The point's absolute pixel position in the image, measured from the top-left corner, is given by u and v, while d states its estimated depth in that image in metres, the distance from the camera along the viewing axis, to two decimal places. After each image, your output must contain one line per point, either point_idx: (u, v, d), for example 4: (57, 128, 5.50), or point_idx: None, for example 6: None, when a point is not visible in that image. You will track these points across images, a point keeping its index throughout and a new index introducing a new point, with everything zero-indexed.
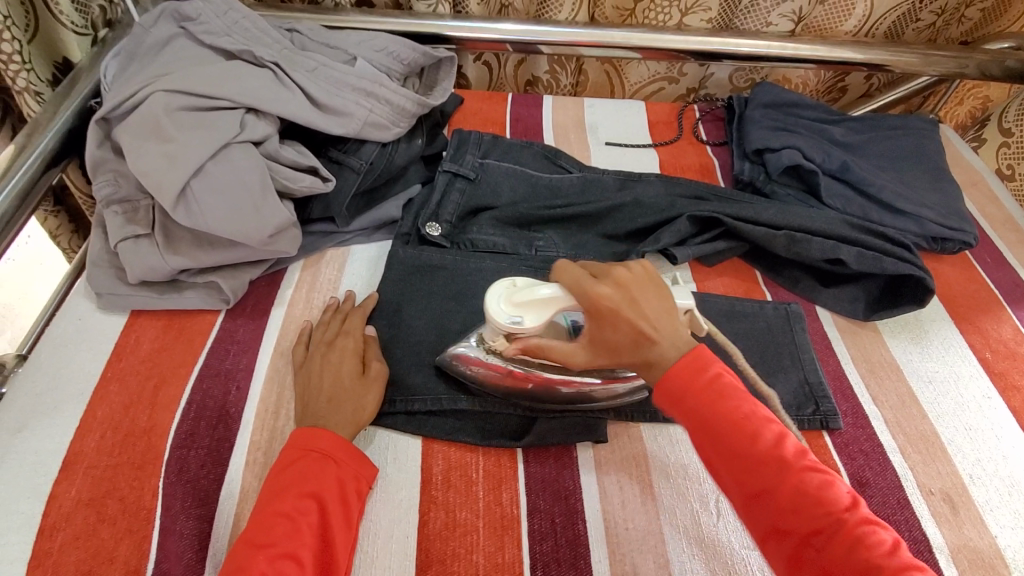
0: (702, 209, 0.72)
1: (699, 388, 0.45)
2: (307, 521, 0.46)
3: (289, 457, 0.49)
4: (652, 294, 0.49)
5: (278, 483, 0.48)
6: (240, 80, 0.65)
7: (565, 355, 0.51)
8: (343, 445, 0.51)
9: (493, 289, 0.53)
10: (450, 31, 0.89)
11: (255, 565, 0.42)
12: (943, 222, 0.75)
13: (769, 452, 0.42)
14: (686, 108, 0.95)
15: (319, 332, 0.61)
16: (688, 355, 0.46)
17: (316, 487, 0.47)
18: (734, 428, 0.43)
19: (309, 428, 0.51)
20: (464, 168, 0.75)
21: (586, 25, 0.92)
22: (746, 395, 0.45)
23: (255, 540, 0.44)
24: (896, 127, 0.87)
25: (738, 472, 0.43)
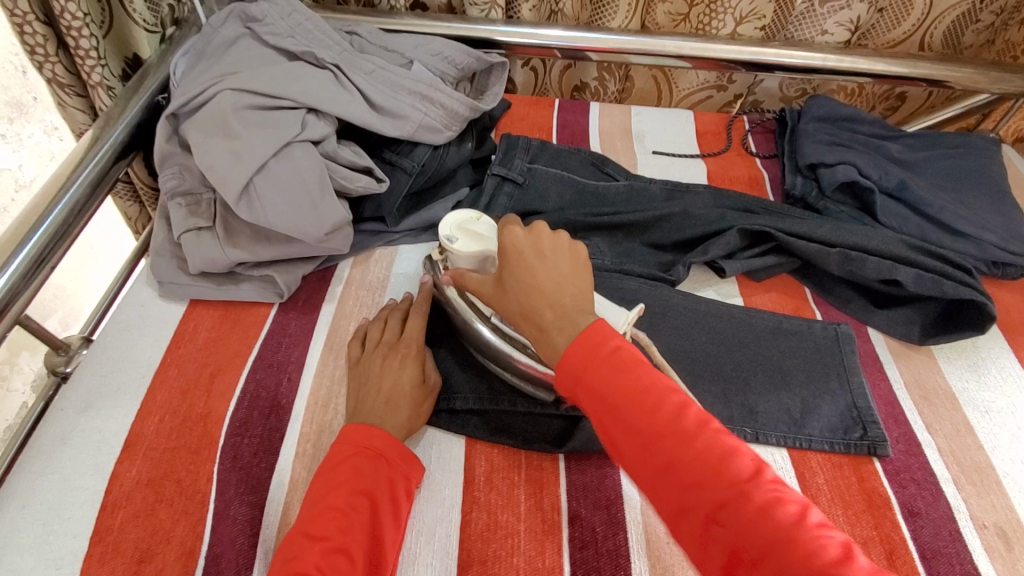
0: (753, 222, 0.71)
1: (597, 361, 0.43)
2: (359, 519, 0.46)
3: (342, 452, 0.51)
4: (565, 262, 0.50)
5: (332, 479, 0.49)
6: (303, 81, 0.67)
7: (477, 288, 0.53)
8: (394, 445, 0.52)
9: (455, 211, 0.62)
10: (501, 36, 0.90)
11: (310, 557, 0.43)
12: (1006, 247, 0.72)
13: (667, 424, 0.40)
14: (735, 119, 0.94)
15: (376, 332, 0.61)
16: (586, 330, 0.45)
17: (368, 485, 0.48)
18: (631, 402, 0.41)
19: (364, 423, 0.52)
20: (512, 172, 0.76)
21: (638, 33, 0.92)
22: (647, 367, 0.43)
23: (310, 532, 0.45)
24: (956, 146, 0.84)
25: (639, 449, 0.41)
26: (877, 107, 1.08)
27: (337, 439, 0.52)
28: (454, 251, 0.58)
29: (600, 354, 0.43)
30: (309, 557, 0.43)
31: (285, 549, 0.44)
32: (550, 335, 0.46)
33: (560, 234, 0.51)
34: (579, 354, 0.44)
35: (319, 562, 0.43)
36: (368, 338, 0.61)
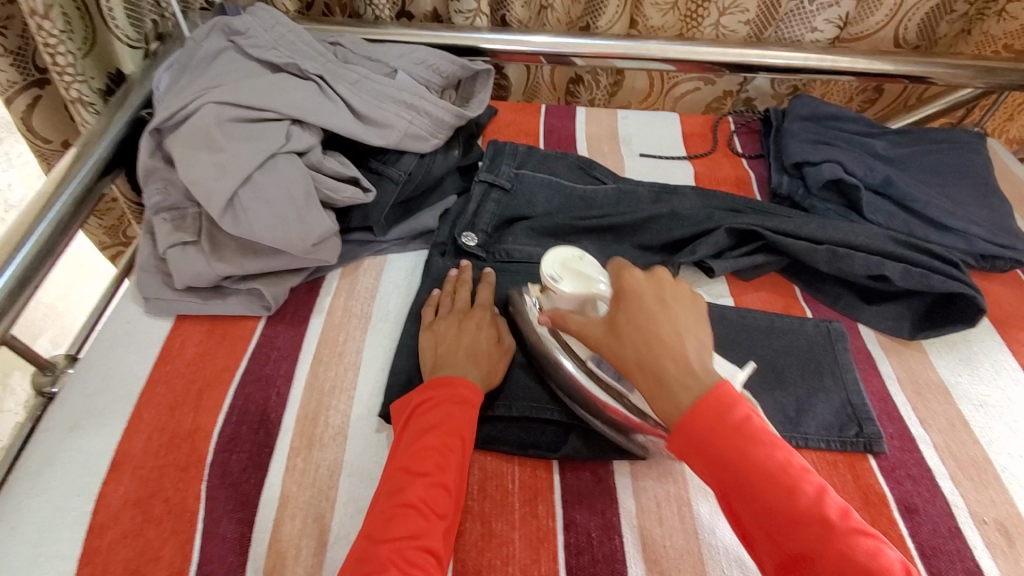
0: (740, 221, 0.71)
1: (721, 430, 0.43)
2: (455, 458, 0.50)
3: (432, 398, 0.53)
4: (687, 310, 0.49)
5: (426, 421, 0.52)
6: (287, 93, 0.67)
7: (580, 331, 0.52)
8: (476, 392, 0.54)
9: (561, 249, 0.57)
10: (486, 43, 0.91)
11: (413, 490, 0.47)
12: (993, 240, 0.73)
13: (801, 506, 0.40)
14: (720, 121, 0.94)
15: (446, 299, 0.64)
16: (709, 391, 0.44)
17: (462, 429, 0.51)
18: (759, 476, 0.41)
19: (448, 378, 0.55)
20: (500, 178, 0.76)
21: (623, 37, 0.93)
22: (776, 441, 0.43)
23: (412, 468, 0.49)
24: (941, 141, 0.85)
25: (772, 531, 0.40)
26: (855, 99, 1.09)
27: (424, 385, 0.55)
28: (557, 291, 0.54)
29: (725, 421, 0.43)
30: (411, 489, 0.47)
31: (386, 481, 0.49)
32: (673, 391, 0.45)
33: (683, 284, 0.51)
34: (703, 419, 0.43)
35: (422, 495, 0.47)
36: (443, 302, 0.63)
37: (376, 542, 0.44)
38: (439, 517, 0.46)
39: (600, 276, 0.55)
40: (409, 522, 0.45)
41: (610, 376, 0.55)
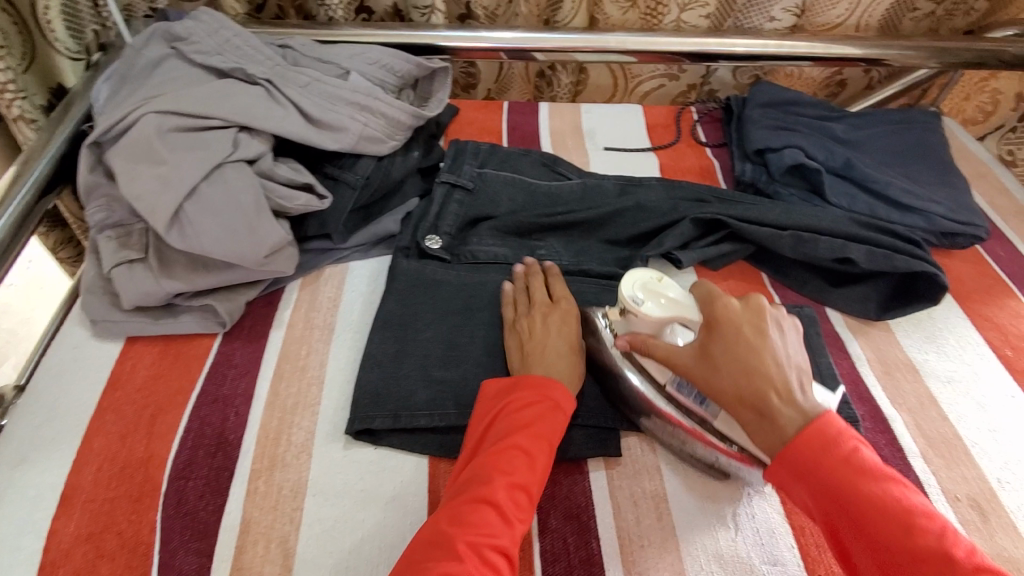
0: (705, 211, 0.70)
1: (830, 461, 0.43)
2: (539, 459, 0.48)
3: (522, 397, 0.52)
4: (781, 338, 0.50)
5: (514, 420, 0.50)
6: (233, 99, 0.64)
7: (668, 355, 0.50)
8: (567, 395, 0.53)
9: (637, 271, 0.55)
10: (444, 41, 0.89)
11: (497, 488, 0.45)
12: (953, 218, 0.73)
13: (915, 542, 0.39)
14: (683, 111, 0.95)
15: (522, 298, 0.63)
16: (815, 424, 0.44)
17: (548, 433, 0.50)
18: (869, 507, 0.41)
19: (541, 380, 0.53)
20: (462, 178, 0.74)
21: (584, 31, 0.92)
22: (887, 476, 0.43)
23: (496, 465, 0.47)
24: (899, 121, 0.86)
25: (876, 550, 0.41)
26: (818, 94, 1.10)
27: (512, 381, 0.54)
28: (641, 315, 0.52)
29: (834, 451, 0.43)
30: (496, 487, 0.46)
31: (469, 475, 0.47)
32: (778, 424, 0.45)
33: (780, 315, 0.51)
34: (809, 449, 0.44)
35: (506, 495, 0.45)
36: (519, 301, 0.62)
37: (448, 532, 0.43)
38: (517, 521, 0.45)
39: (686, 300, 0.53)
40: (487, 519, 0.44)
41: (690, 400, 0.51)
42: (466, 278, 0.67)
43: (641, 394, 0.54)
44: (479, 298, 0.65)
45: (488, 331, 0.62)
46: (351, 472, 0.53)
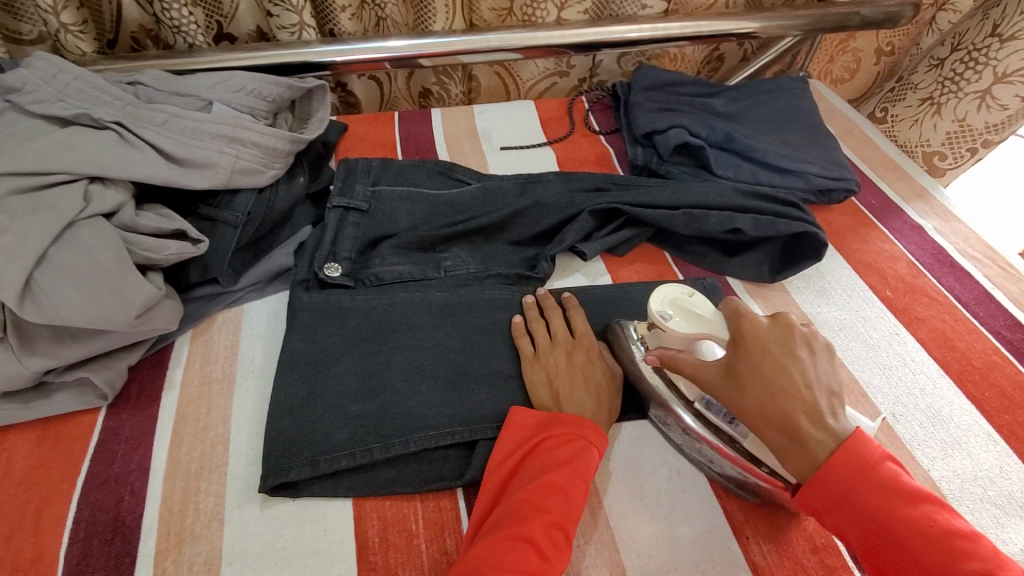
0: (601, 201, 0.71)
1: (874, 488, 0.43)
2: (575, 501, 0.48)
3: (558, 433, 0.52)
4: (808, 358, 0.50)
5: (552, 458, 0.50)
6: (80, 148, 0.58)
7: (695, 373, 0.52)
8: (599, 432, 0.53)
9: (665, 287, 0.56)
10: (322, 57, 0.86)
11: (535, 524, 0.45)
12: (827, 174, 0.78)
13: (959, 566, 0.40)
14: (574, 101, 0.96)
15: (536, 327, 0.61)
16: (848, 447, 0.45)
17: (583, 472, 0.50)
18: (912, 531, 0.42)
19: (578, 418, 0.53)
20: (355, 200, 0.71)
21: (465, 32, 0.91)
22: (928, 498, 0.43)
23: (535, 505, 0.47)
24: (770, 90, 0.91)
25: (917, 575, 0.41)
26: (702, 72, 1.16)
27: (549, 417, 0.54)
28: (669, 331, 0.54)
29: (876, 475, 0.44)
30: (534, 522, 0.45)
31: (504, 510, 0.47)
32: (812, 449, 0.45)
33: (807, 333, 0.52)
34: (846, 475, 0.44)
35: (542, 532, 0.45)
36: (538, 333, 0.60)
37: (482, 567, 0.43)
38: (553, 559, 0.44)
39: (714, 317, 0.54)
40: (522, 556, 0.43)
41: (720, 418, 0.53)
42: (373, 300, 0.64)
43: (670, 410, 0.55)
44: (389, 320, 0.62)
45: (403, 354, 0.59)
46: (269, 532, 0.50)
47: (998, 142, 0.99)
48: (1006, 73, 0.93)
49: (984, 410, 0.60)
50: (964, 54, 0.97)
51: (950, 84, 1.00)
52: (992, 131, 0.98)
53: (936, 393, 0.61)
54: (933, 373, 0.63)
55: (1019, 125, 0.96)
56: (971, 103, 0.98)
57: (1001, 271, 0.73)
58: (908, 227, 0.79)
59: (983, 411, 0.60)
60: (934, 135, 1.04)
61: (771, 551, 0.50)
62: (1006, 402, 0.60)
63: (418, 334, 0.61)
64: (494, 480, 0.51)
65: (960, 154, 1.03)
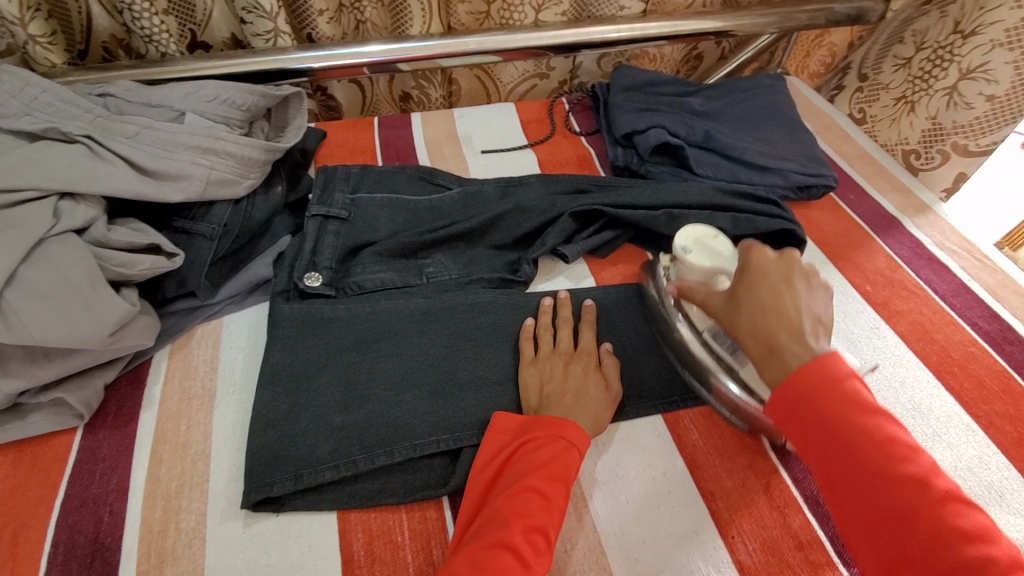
0: (582, 203, 0.71)
1: (827, 394, 0.43)
2: (557, 504, 0.47)
3: (538, 436, 0.51)
4: (806, 291, 0.51)
5: (532, 461, 0.49)
6: (49, 163, 0.57)
7: (704, 299, 0.57)
8: (580, 434, 0.52)
9: (693, 224, 0.66)
10: (299, 64, 0.85)
11: (514, 529, 0.44)
12: (804, 171, 0.79)
13: (901, 472, 0.40)
14: (555, 103, 0.96)
15: (543, 333, 0.62)
16: (816, 362, 0.45)
17: (564, 474, 0.49)
18: (859, 439, 0.42)
19: (558, 419, 0.52)
20: (334, 208, 0.70)
21: (443, 36, 0.91)
22: (887, 417, 0.43)
23: (514, 509, 0.46)
24: (748, 88, 0.92)
25: (862, 482, 0.41)
26: (682, 71, 1.16)
27: (530, 421, 0.53)
28: (687, 261, 0.63)
29: (829, 382, 0.44)
30: (514, 528, 0.44)
31: (485, 518, 0.46)
32: (784, 359, 0.47)
33: (809, 270, 0.52)
34: (804, 383, 0.44)
35: (523, 538, 0.44)
36: (542, 336, 0.61)
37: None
38: (534, 563, 0.43)
39: (729, 257, 0.63)
40: (505, 562, 0.42)
41: (723, 349, 0.59)
42: (355, 309, 0.63)
43: (685, 346, 0.62)
44: (371, 330, 0.61)
45: (386, 362, 0.59)
46: (253, 549, 0.49)
47: (969, 144, 0.87)
48: (972, 67, 0.85)
49: (963, 401, 0.61)
50: (930, 52, 0.90)
51: (920, 82, 0.91)
52: (958, 132, 0.87)
53: (917, 385, 0.62)
54: (913, 366, 0.64)
55: (992, 124, 0.84)
56: (939, 100, 0.89)
57: (977, 263, 0.74)
58: (886, 222, 0.80)
59: (962, 402, 0.61)
60: (913, 134, 0.93)
61: (757, 550, 0.50)
62: (984, 392, 0.61)
63: (401, 342, 0.60)
64: (478, 488, 0.50)
65: (932, 155, 0.91)
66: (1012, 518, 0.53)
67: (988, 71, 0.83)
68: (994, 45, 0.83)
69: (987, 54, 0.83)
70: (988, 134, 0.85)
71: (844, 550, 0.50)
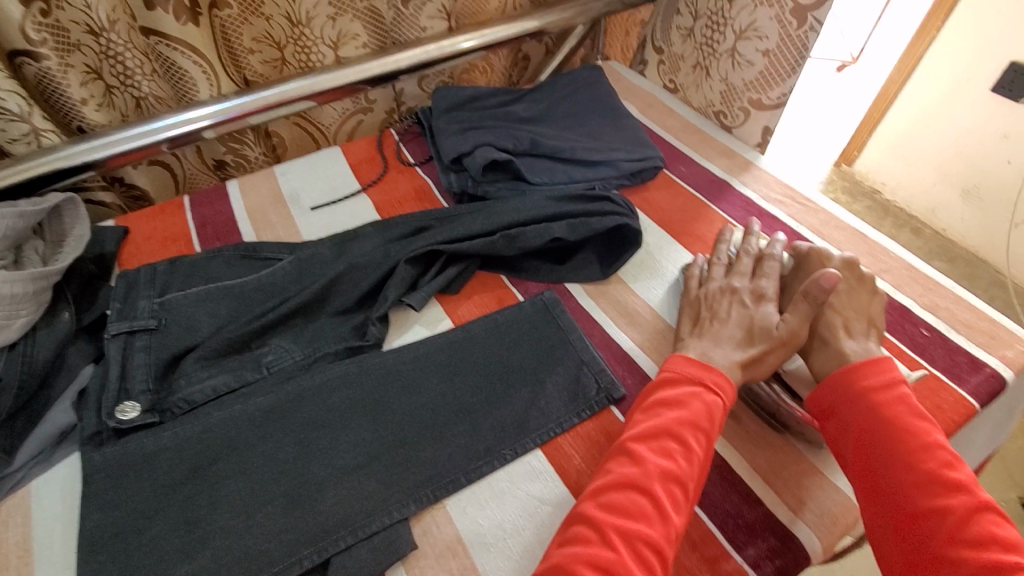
0: (416, 246, 0.68)
1: (867, 396, 0.51)
2: (695, 453, 0.49)
3: (680, 381, 0.53)
4: (862, 292, 0.59)
5: (668, 407, 0.52)
6: None
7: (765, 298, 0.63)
8: (721, 375, 0.53)
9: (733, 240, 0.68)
10: (81, 158, 0.74)
11: (651, 476, 0.47)
12: (632, 157, 0.80)
13: (942, 474, 0.45)
14: (383, 137, 0.92)
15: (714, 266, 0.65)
16: (862, 367, 0.52)
17: (704, 424, 0.50)
18: (901, 439, 0.48)
19: (705, 360, 0.55)
20: (140, 319, 0.62)
21: (240, 93, 0.84)
22: (933, 426, 0.49)
23: (646, 455, 0.49)
24: (568, 84, 0.93)
25: (895, 472, 0.47)
26: (513, 75, 1.15)
27: (667, 365, 0.56)
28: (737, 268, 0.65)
29: (874, 386, 0.51)
30: (652, 474, 0.47)
31: (619, 457, 0.50)
32: (842, 352, 0.55)
33: (866, 274, 0.60)
34: (851, 383, 0.52)
35: (662, 487, 0.47)
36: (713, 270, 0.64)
37: (596, 515, 0.46)
38: (673, 515, 0.46)
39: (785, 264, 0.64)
40: (640, 506, 0.46)
41: None
42: (184, 430, 0.55)
43: None
44: (207, 451, 0.54)
45: (229, 485, 0.52)
46: None
47: (763, 97, 0.89)
48: (743, 28, 0.88)
49: None
50: (706, 19, 0.94)
51: (706, 48, 0.96)
52: (750, 87, 0.90)
53: None
54: None
55: (772, 77, 0.87)
56: (726, 62, 0.93)
57: (801, 208, 0.79)
58: (717, 186, 0.83)
59: None
60: (714, 97, 0.97)
61: None
62: None
63: (243, 456, 0.53)
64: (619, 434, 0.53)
65: (736, 113, 0.94)
66: None
67: (757, 28, 0.86)
68: (756, 5, 0.85)
69: (752, 13, 0.86)
70: (773, 86, 0.87)
71: (735, 535, 0.50)
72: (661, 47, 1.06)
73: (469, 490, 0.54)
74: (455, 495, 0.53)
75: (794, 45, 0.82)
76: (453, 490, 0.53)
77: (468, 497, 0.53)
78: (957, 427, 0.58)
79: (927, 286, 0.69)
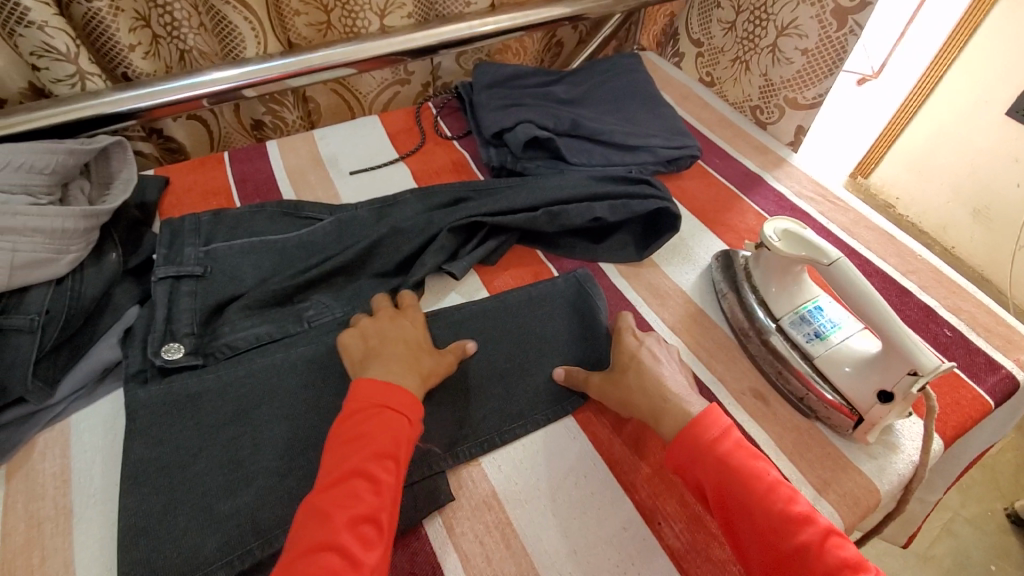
0: (459, 215, 0.69)
1: (710, 449, 0.48)
2: (359, 508, 0.43)
3: (345, 434, 0.47)
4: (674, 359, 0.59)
5: (333, 468, 0.45)
6: None
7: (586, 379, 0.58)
8: (397, 395, 0.49)
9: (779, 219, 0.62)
10: (126, 105, 0.74)
11: (338, 528, 0.42)
12: (670, 145, 0.82)
13: (789, 512, 0.45)
14: (421, 108, 0.93)
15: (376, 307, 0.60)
16: (692, 425, 0.50)
17: (370, 470, 0.45)
18: (748, 487, 0.46)
19: (364, 395, 0.49)
20: (186, 266, 0.63)
21: (286, 54, 0.84)
22: (763, 461, 0.48)
23: (324, 519, 0.42)
24: (607, 70, 0.94)
25: (754, 521, 0.45)
26: (546, 60, 1.16)
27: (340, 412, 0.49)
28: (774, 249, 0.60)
29: (713, 439, 0.49)
30: (341, 526, 0.42)
31: (301, 519, 0.43)
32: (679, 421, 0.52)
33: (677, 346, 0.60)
34: (691, 435, 0.49)
35: (349, 534, 0.42)
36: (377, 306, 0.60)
37: None
38: (364, 556, 0.41)
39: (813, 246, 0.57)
40: (331, 565, 0.40)
41: (801, 335, 0.61)
42: (228, 375, 0.56)
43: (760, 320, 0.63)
44: (250, 395, 0.55)
45: (273, 429, 0.53)
46: None
47: (798, 97, 0.91)
48: (785, 25, 0.89)
49: None
50: (749, 14, 0.95)
51: (748, 43, 0.97)
52: (787, 85, 0.92)
53: None
54: None
55: (808, 77, 0.89)
56: (765, 58, 0.94)
57: (831, 206, 0.81)
58: (749, 180, 0.84)
59: None
60: (751, 92, 0.99)
61: (683, 531, 0.51)
62: None
63: (287, 403, 0.55)
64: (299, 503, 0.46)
65: (771, 110, 0.97)
66: (894, 439, 0.58)
67: (798, 27, 0.87)
68: (798, 3, 0.86)
69: (794, 11, 0.87)
70: (810, 86, 0.89)
71: None
72: (700, 39, 1.07)
73: (504, 450, 0.55)
74: (490, 453, 0.55)
75: (833, 47, 0.84)
76: (488, 448, 0.55)
77: (504, 457, 0.55)
78: (974, 422, 0.60)
79: (951, 289, 0.71)
